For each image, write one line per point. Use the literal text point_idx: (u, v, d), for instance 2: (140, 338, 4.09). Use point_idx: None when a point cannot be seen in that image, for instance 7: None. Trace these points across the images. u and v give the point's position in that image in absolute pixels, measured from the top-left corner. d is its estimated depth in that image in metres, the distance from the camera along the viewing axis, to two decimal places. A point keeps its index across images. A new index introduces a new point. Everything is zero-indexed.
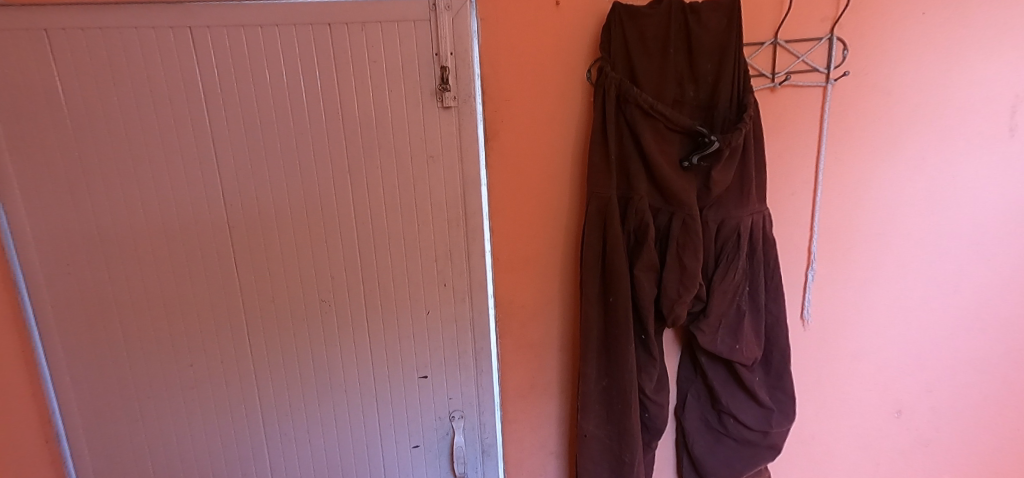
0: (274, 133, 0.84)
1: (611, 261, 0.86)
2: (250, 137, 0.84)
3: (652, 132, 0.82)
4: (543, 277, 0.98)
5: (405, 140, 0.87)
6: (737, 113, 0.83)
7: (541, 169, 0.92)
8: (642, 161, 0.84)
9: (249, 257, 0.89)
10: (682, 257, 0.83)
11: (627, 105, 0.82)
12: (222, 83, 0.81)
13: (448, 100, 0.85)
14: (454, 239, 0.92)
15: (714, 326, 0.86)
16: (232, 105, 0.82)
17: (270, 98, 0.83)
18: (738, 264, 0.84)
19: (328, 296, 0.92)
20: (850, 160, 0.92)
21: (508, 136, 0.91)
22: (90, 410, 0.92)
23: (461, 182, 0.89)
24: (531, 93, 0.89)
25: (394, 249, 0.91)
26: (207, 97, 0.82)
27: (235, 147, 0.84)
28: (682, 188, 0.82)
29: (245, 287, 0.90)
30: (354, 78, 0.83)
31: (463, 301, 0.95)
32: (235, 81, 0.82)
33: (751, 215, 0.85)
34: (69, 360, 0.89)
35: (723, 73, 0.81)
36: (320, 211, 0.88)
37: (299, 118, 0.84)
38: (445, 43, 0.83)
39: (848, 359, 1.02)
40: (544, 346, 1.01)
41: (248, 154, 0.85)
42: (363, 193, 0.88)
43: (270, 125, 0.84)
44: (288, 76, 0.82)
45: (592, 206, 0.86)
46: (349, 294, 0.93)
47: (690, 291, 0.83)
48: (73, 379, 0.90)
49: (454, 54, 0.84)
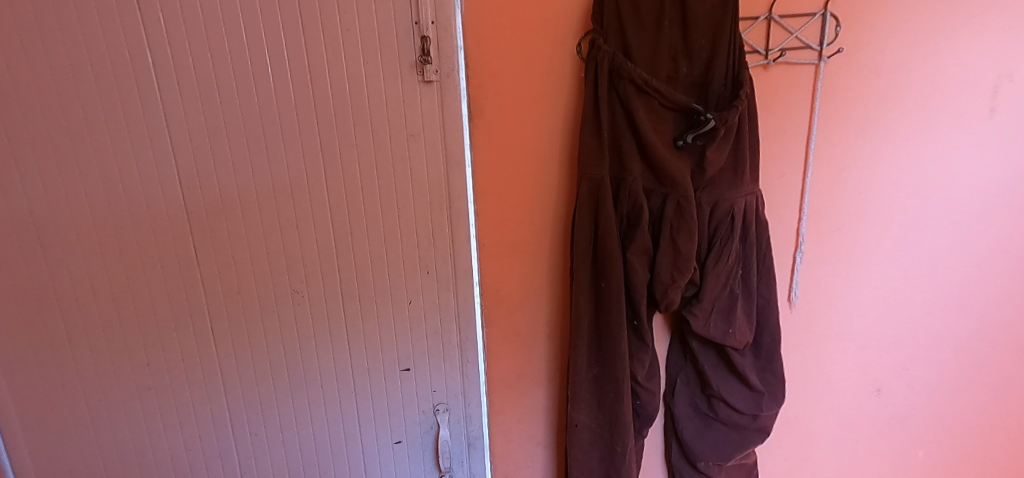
0: (236, 108, 0.76)
1: (603, 246, 0.82)
2: (208, 114, 0.76)
3: (646, 110, 0.78)
4: (531, 263, 0.93)
5: (383, 117, 0.80)
6: (732, 90, 0.80)
7: (528, 149, 0.87)
8: (635, 141, 0.80)
9: (211, 245, 0.81)
10: (675, 240, 0.80)
11: (620, 81, 0.78)
12: (173, 51, 0.73)
13: (429, 74, 0.79)
14: (436, 224, 0.86)
15: (707, 310, 0.84)
16: (186, 76, 0.74)
17: (229, 69, 0.75)
18: (731, 246, 0.82)
19: (300, 286, 0.85)
20: (839, 140, 0.91)
21: (494, 114, 0.85)
22: (32, 418, 0.83)
23: (443, 163, 0.84)
24: (518, 67, 0.83)
25: (372, 236, 0.85)
26: (157, 66, 0.73)
27: (192, 124, 0.76)
28: (676, 168, 0.79)
29: (208, 278, 0.82)
30: (324, 48, 0.76)
31: (447, 290, 0.90)
32: (189, 50, 0.73)
33: (744, 196, 0.83)
34: (5, 363, 0.80)
35: (718, 49, 0.78)
36: (290, 195, 0.81)
37: (264, 92, 0.76)
38: (425, 11, 0.76)
39: (832, 340, 1.03)
40: (531, 335, 0.97)
41: (207, 131, 0.76)
42: (337, 174, 0.81)
43: (231, 99, 0.76)
44: (250, 45, 0.74)
45: (583, 188, 0.82)
46: (323, 284, 0.86)
47: (684, 275, 0.81)
48: (10, 384, 0.81)
49: (434, 23, 0.77)
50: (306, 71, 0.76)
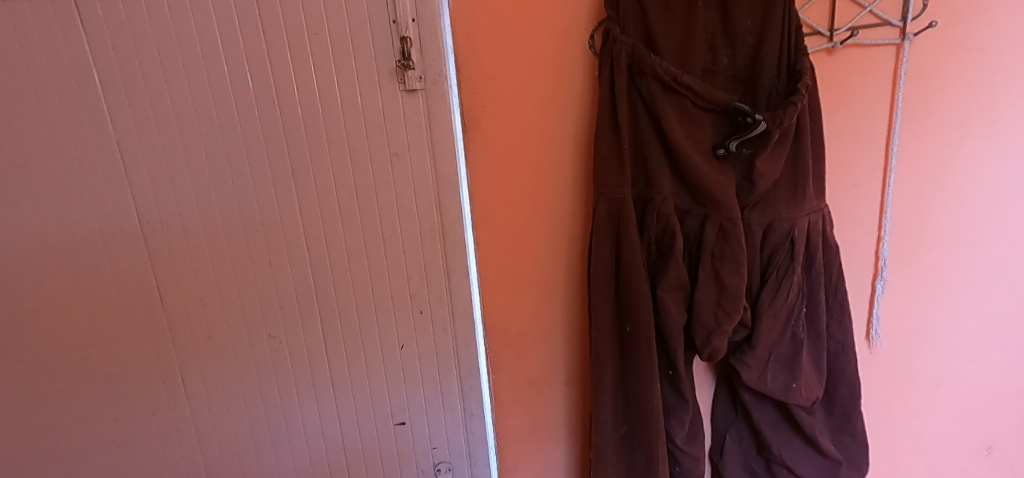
0: (194, 131, 0.67)
1: (628, 280, 0.67)
2: (164, 139, 0.66)
3: (676, 113, 0.63)
4: (543, 298, 0.79)
5: (361, 135, 0.68)
6: (787, 82, 0.63)
7: (534, 164, 0.73)
8: (664, 151, 0.65)
9: (176, 286, 0.72)
10: (718, 272, 0.64)
11: (643, 78, 0.63)
12: (121, 68, 0.63)
13: (412, 81, 0.67)
14: (429, 257, 0.74)
15: (763, 359, 0.67)
16: (137, 97, 0.65)
17: (184, 87, 0.65)
18: (793, 278, 0.65)
19: (278, 331, 0.75)
20: (931, 140, 0.71)
21: (492, 125, 0.72)
22: None
23: (434, 185, 0.71)
24: (519, 69, 0.70)
25: (356, 272, 0.74)
26: (105, 87, 0.64)
27: (149, 151, 0.67)
28: (716, 183, 0.63)
29: (175, 323, 0.73)
30: (289, 58, 0.65)
31: (445, 333, 0.77)
32: (138, 67, 0.63)
33: (807, 214, 0.66)
34: None
35: (768, 32, 0.62)
36: (260, 229, 0.71)
37: (224, 111, 0.66)
38: (404, 7, 0.64)
39: (924, 388, 0.82)
40: (546, 382, 0.83)
41: (165, 159, 0.67)
42: (312, 204, 0.70)
43: (189, 121, 0.66)
44: (205, 59, 0.64)
45: (600, 210, 0.67)
46: (303, 328, 0.75)
47: (732, 318, 0.64)
48: None
49: (416, 21, 0.65)
50: (269, 85, 0.65)
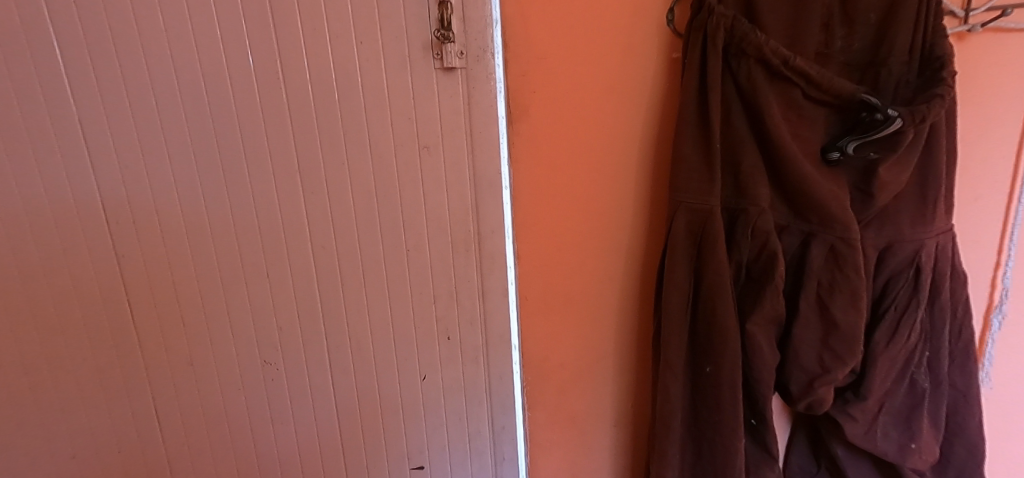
0: (173, 110, 0.52)
1: (710, 312, 0.54)
2: (135, 119, 0.52)
3: (782, 106, 0.50)
4: (592, 324, 0.66)
5: (383, 122, 0.54)
6: (919, 71, 0.51)
7: (591, 164, 0.60)
8: (762, 153, 0.52)
9: (149, 299, 0.59)
10: (827, 305, 0.52)
11: (743, 61, 0.50)
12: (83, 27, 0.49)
13: (452, 57, 0.53)
14: (460, 273, 0.61)
15: (873, 412, 0.54)
16: (105, 64, 0.50)
17: (163, 54, 0.50)
18: (914, 315, 0.53)
19: (275, 356, 0.62)
20: None
21: (543, 115, 0.59)
22: None
23: (471, 186, 0.58)
24: (580, 46, 0.56)
25: (370, 289, 0.61)
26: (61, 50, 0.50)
27: (117, 134, 0.53)
28: (830, 195, 0.50)
29: (147, 342, 0.61)
30: (297, 20, 0.50)
31: (475, 364, 0.64)
32: (104, 25, 0.49)
33: (935, 236, 0.53)
34: None
35: (902, 7, 0.49)
36: (255, 235, 0.57)
37: (212, 88, 0.52)
38: None
39: None
40: (591, 422, 0.70)
41: (137, 145, 0.53)
42: (321, 206, 0.57)
43: (166, 97, 0.52)
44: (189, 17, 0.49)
45: (678, 224, 0.54)
46: (305, 354, 0.62)
47: (842, 363, 0.52)
48: None
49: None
50: (271, 55, 0.51)
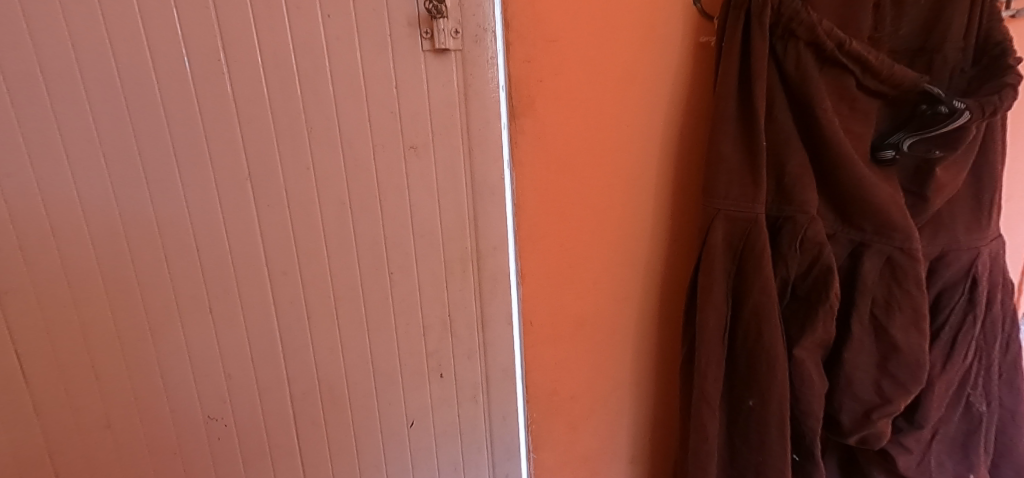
0: (68, 102, 0.38)
1: (753, 337, 0.47)
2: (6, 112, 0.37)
3: (833, 97, 0.44)
4: (604, 349, 0.58)
5: (359, 118, 0.43)
6: (974, 59, 0.46)
7: (607, 167, 0.52)
8: (809, 152, 0.45)
9: (43, 355, 0.44)
10: (883, 324, 0.46)
11: (791, 44, 0.43)
12: None
13: (445, 36, 0.42)
14: (456, 298, 0.51)
15: (927, 440, 0.49)
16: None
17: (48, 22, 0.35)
18: (970, 331, 0.48)
19: (223, 410, 0.50)
20: None
21: (553, 109, 0.48)
22: None
23: (469, 197, 0.48)
24: (596, 26, 0.47)
25: (344, 321, 0.49)
26: None
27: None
28: (890, 200, 0.44)
29: (45, 410, 0.46)
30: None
31: (474, 403, 0.56)
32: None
33: (989, 243, 0.48)
34: None
35: None
36: (192, 263, 0.44)
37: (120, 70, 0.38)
38: None
39: None
40: (604, 456, 0.62)
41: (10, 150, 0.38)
42: (281, 222, 0.45)
43: (55, 83, 0.37)
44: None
45: (716, 236, 0.46)
46: (262, 403, 0.50)
47: (900, 389, 0.46)
48: None
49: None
50: (208, 26, 0.38)
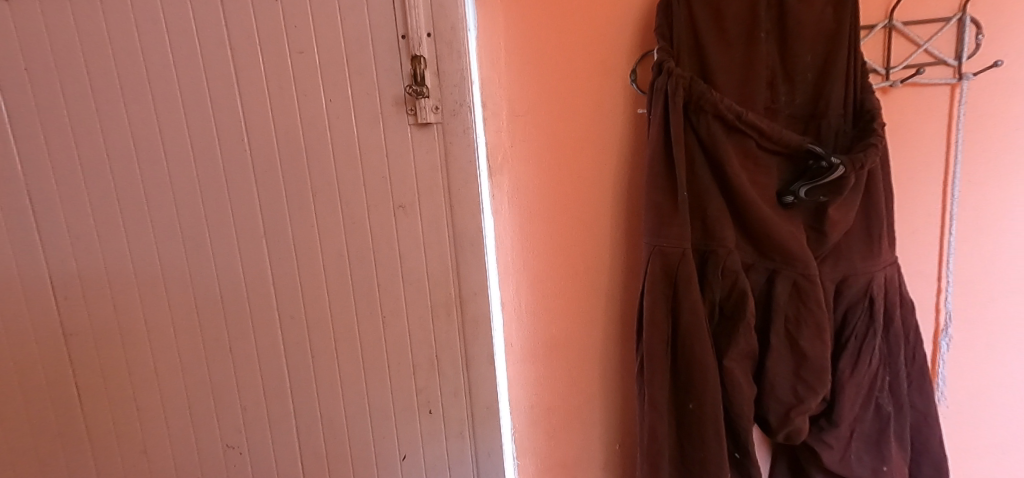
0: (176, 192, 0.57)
1: (689, 350, 0.57)
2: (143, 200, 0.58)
3: (739, 155, 0.55)
4: (577, 368, 0.67)
5: (356, 181, 0.57)
6: (855, 122, 0.57)
7: (568, 213, 0.63)
8: (726, 198, 0.56)
9: (90, 357, 0.62)
10: (793, 336, 0.56)
11: (701, 116, 0.55)
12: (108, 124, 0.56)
13: (426, 112, 0.55)
14: (443, 341, 0.63)
15: (846, 439, 0.57)
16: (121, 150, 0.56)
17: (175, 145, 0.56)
18: (875, 343, 0.57)
19: (238, 413, 0.63)
20: (993, 187, 0.65)
21: (523, 168, 0.62)
22: None
23: (452, 253, 0.60)
24: (554, 104, 0.61)
25: (352, 349, 0.62)
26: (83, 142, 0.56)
27: (74, 197, 0.58)
28: (789, 235, 0.55)
29: (139, 404, 0.63)
30: (262, 83, 0.54)
31: (459, 418, 0.65)
32: (61, 96, 0.55)
33: (883, 268, 0.58)
34: None
35: (833, 68, 0.56)
36: (229, 289, 0.60)
37: (169, 148, 0.57)
38: (417, 19, 0.53)
39: (992, 455, 0.74)
40: (581, 467, 0.70)
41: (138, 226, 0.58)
42: (290, 265, 0.59)
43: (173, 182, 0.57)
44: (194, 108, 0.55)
45: (653, 266, 0.57)
46: (271, 408, 0.63)
47: (813, 390, 0.55)
48: None
49: (430, 36, 0.54)
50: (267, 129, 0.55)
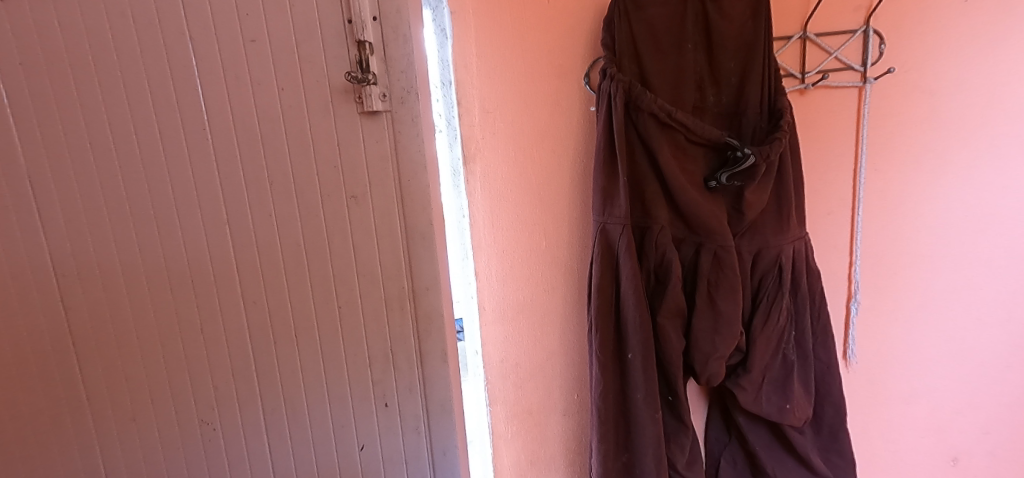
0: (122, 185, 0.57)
1: (628, 310, 0.68)
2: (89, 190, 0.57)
3: (670, 147, 0.66)
4: (540, 326, 0.79)
5: (309, 167, 0.59)
6: (769, 120, 0.68)
7: (531, 195, 0.74)
8: (660, 183, 0.67)
9: (92, 333, 0.60)
10: (713, 298, 0.67)
11: (638, 114, 0.65)
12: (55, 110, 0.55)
13: (374, 100, 0.59)
14: (397, 333, 0.66)
15: (757, 383, 0.69)
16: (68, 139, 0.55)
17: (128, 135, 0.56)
18: (782, 303, 0.69)
19: (191, 402, 0.64)
20: (891, 173, 0.78)
21: (491, 157, 0.72)
22: None
23: (405, 247, 0.64)
24: (518, 102, 0.71)
25: (306, 341, 0.64)
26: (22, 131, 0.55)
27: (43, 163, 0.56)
28: (709, 214, 0.66)
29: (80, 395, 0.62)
30: (223, 76, 0.56)
31: (412, 397, 0.68)
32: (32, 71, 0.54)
33: (792, 241, 0.70)
34: None
35: (750, 74, 0.67)
36: (189, 265, 0.60)
37: (141, 129, 0.56)
38: (361, 7, 0.56)
39: (897, 403, 0.86)
40: (544, 413, 0.81)
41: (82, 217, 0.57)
42: (253, 252, 0.61)
43: (125, 173, 0.57)
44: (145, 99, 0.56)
45: (599, 240, 0.68)
46: (237, 391, 0.64)
47: (728, 342, 0.67)
48: None
49: (376, 20, 0.58)
50: (220, 118, 0.57)
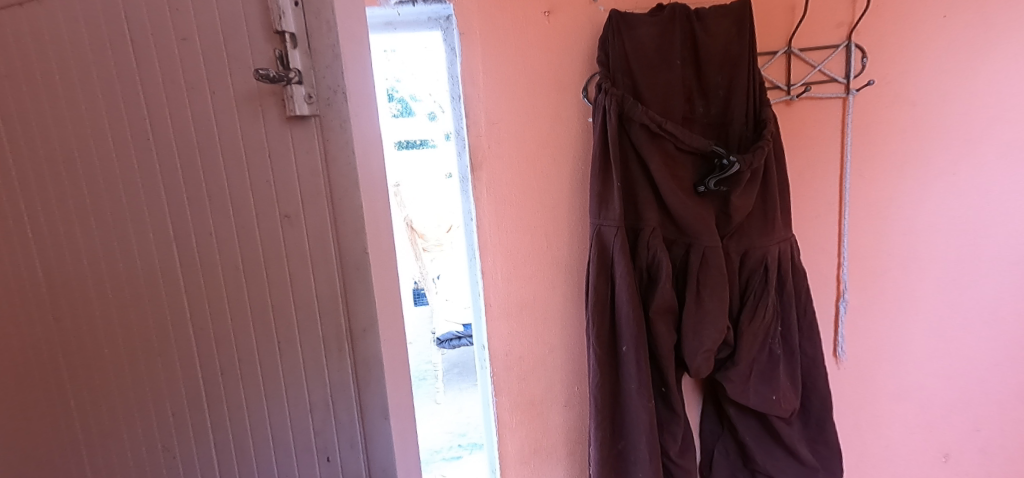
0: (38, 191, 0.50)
1: (622, 306, 0.73)
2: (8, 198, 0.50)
3: (661, 155, 0.71)
4: (542, 321, 0.84)
5: (226, 175, 0.47)
6: (754, 129, 0.73)
7: (533, 200, 0.80)
8: (651, 188, 0.73)
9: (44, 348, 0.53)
10: (701, 295, 0.72)
11: (631, 125, 0.71)
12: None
13: (297, 107, 0.45)
14: (336, 379, 0.51)
15: (744, 375, 0.74)
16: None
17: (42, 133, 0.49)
18: (768, 301, 0.73)
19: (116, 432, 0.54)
20: (876, 178, 0.82)
21: (496, 164, 0.79)
22: None
23: (342, 274, 0.49)
24: (522, 113, 0.78)
25: (231, 381, 0.51)
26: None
27: None
28: (697, 217, 0.71)
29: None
30: (156, 68, 0.46)
31: (352, 450, 0.52)
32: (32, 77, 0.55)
33: (777, 243, 0.74)
34: None
35: (736, 87, 0.72)
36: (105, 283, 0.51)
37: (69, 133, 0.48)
38: None
39: (888, 399, 0.89)
40: (546, 404, 0.87)
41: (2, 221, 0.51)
42: (191, 273, 0.49)
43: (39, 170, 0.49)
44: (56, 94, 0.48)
45: (595, 241, 0.74)
46: (155, 429, 0.53)
47: (715, 336, 0.71)
48: None
49: (297, 4, 0.44)
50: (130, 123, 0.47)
